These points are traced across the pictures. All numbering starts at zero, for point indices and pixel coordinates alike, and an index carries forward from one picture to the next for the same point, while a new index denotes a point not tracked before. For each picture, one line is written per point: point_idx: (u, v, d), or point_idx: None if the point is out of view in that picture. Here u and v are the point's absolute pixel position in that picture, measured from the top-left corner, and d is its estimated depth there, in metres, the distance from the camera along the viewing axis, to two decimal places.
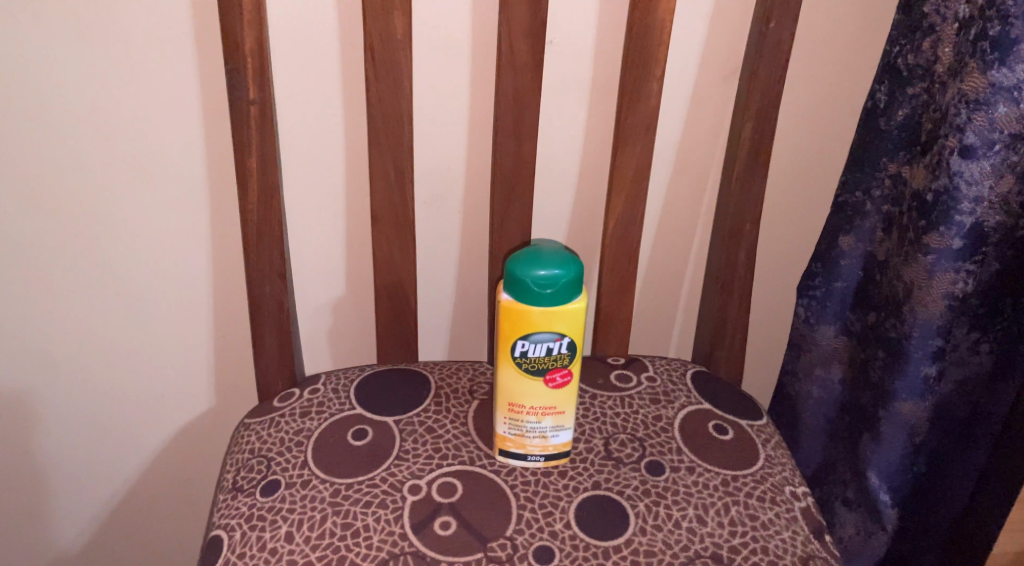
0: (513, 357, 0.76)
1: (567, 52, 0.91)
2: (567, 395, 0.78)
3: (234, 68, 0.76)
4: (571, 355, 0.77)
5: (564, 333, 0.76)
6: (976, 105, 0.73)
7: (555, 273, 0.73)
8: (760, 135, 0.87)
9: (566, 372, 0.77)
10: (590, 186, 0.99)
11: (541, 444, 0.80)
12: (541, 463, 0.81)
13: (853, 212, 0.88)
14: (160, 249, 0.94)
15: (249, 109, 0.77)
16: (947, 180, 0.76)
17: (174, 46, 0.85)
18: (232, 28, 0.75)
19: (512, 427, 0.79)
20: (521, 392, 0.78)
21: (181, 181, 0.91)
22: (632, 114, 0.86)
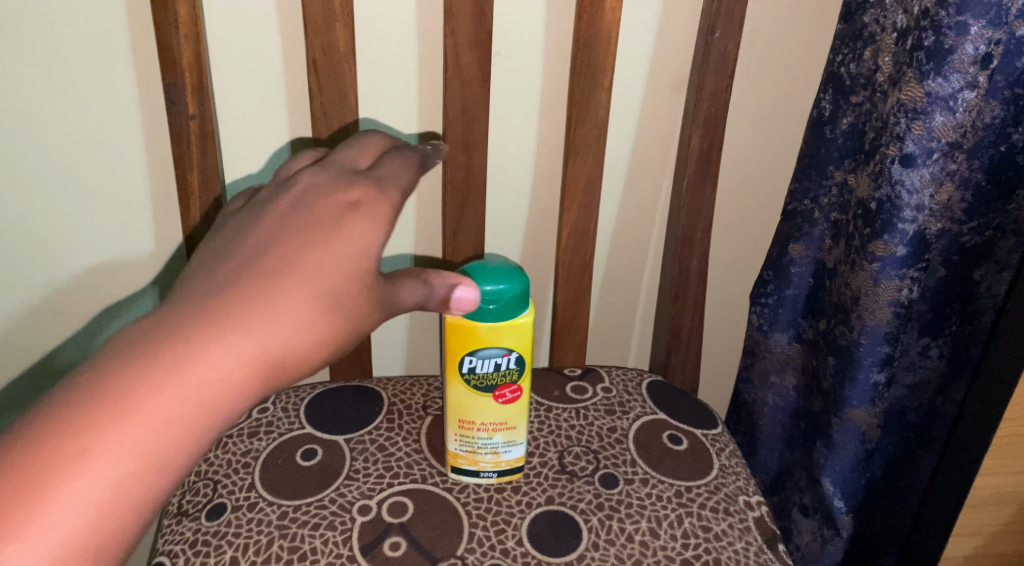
0: (461, 374, 0.76)
1: (515, 64, 0.90)
2: (518, 410, 0.78)
3: (172, 83, 0.74)
4: (520, 371, 0.76)
5: (512, 348, 0.75)
6: (914, 114, 0.72)
7: (500, 288, 0.72)
8: (709, 144, 0.87)
9: (516, 387, 0.77)
10: (544, 197, 0.98)
11: (494, 460, 0.79)
12: (494, 479, 0.80)
13: (802, 220, 0.89)
14: (108, 264, 0.93)
15: (189, 124, 0.76)
16: (890, 188, 0.76)
17: (112, 60, 0.83)
18: (170, 43, 0.73)
19: (463, 444, 0.78)
20: (471, 409, 0.77)
21: (124, 195, 0.90)
22: (582, 124, 0.85)
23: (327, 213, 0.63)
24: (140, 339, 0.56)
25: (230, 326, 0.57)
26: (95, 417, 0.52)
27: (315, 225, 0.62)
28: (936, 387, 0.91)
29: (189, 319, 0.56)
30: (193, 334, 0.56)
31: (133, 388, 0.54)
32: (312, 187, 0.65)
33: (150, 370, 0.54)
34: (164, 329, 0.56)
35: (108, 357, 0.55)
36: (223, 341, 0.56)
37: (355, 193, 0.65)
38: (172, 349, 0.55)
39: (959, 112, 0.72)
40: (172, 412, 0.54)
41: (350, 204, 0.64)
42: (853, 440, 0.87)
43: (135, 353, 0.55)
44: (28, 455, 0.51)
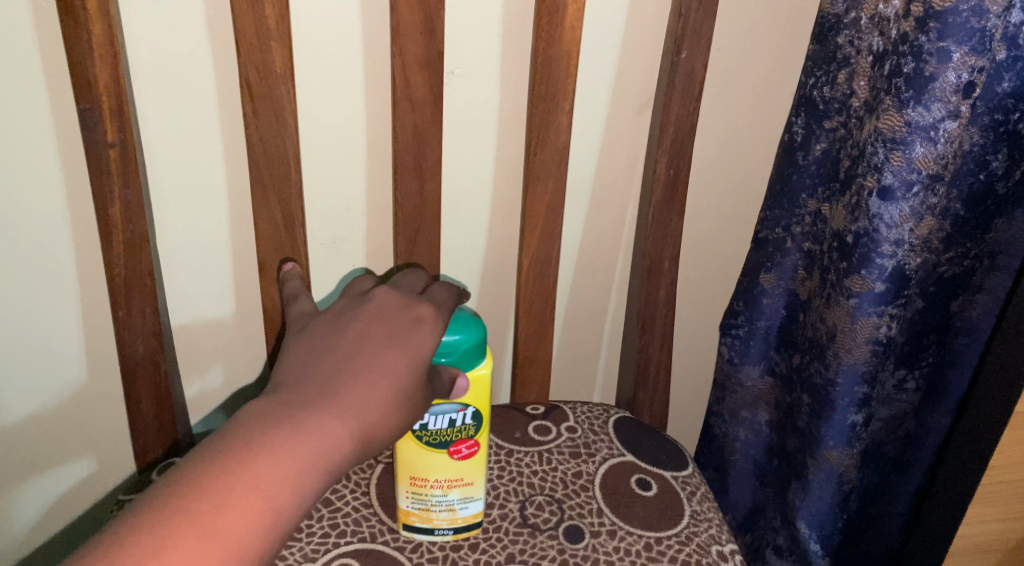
0: (412, 431, 0.70)
1: (469, 86, 0.84)
2: (475, 465, 0.72)
3: (88, 108, 0.67)
4: (477, 426, 0.71)
5: (468, 404, 0.70)
6: (893, 144, 0.68)
7: (455, 339, 0.68)
8: (676, 170, 0.81)
9: (473, 443, 0.71)
10: (504, 224, 0.92)
11: (450, 517, 0.73)
12: (449, 536, 0.74)
13: (773, 249, 0.84)
14: (24, 321, 0.83)
15: (109, 153, 0.69)
16: (867, 222, 0.72)
17: (19, 98, 0.74)
18: (83, 65, 0.66)
19: (416, 502, 0.73)
20: (423, 465, 0.71)
21: (38, 232, 0.79)
22: (542, 148, 0.79)
23: (400, 323, 0.64)
24: (177, 498, 0.54)
25: (265, 468, 0.56)
26: (220, 481, 0.55)
27: (388, 333, 0.64)
28: (913, 419, 0.86)
29: (227, 467, 0.56)
30: (239, 484, 0.55)
31: (188, 556, 0.53)
32: (383, 306, 0.66)
33: (201, 533, 0.53)
34: (201, 485, 0.55)
35: (147, 522, 0.53)
36: (266, 487, 0.56)
37: (424, 308, 0.66)
38: (223, 489, 0.55)
39: (942, 143, 0.68)
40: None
41: (416, 318, 0.65)
42: (830, 483, 0.83)
43: (177, 515, 0.54)
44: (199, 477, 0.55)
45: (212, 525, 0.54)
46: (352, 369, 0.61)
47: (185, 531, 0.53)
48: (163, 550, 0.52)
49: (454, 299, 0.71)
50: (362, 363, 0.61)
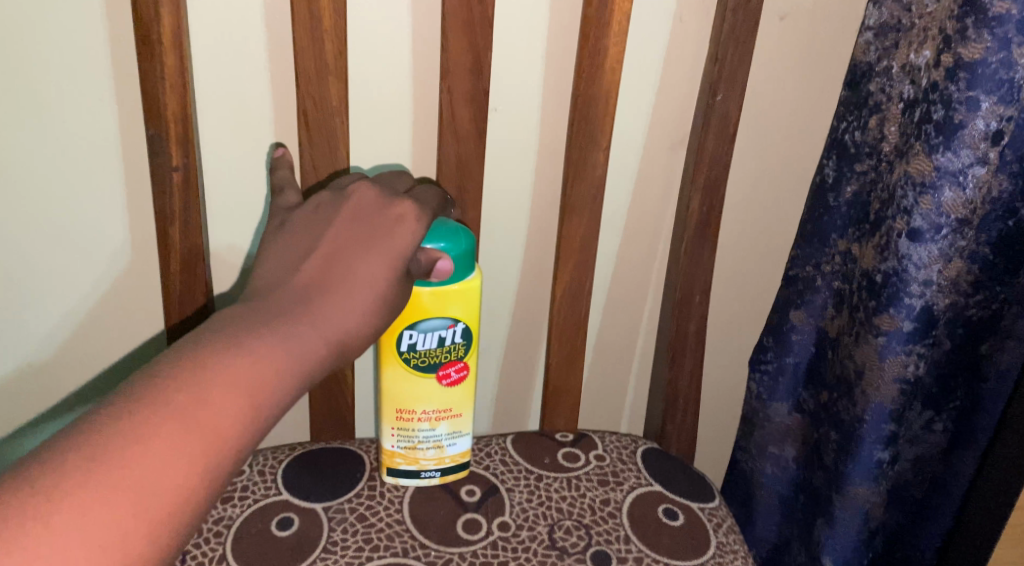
0: (400, 352, 0.76)
1: (511, 122, 0.87)
2: (459, 394, 0.79)
3: (156, 134, 0.71)
4: (465, 345, 0.77)
5: (458, 319, 0.76)
6: (922, 188, 0.70)
7: (441, 246, 0.71)
8: (708, 208, 0.83)
9: (460, 366, 0.78)
10: (539, 254, 0.95)
11: (437, 457, 0.81)
12: (436, 478, 0.82)
13: (803, 286, 0.86)
14: (70, 307, 0.85)
15: (172, 177, 0.73)
16: (896, 262, 0.74)
17: (89, 90, 0.77)
18: (155, 94, 0.70)
19: (402, 442, 0.80)
20: (412, 398, 0.78)
21: (98, 218, 0.82)
22: (579, 182, 0.82)
23: (378, 223, 0.66)
24: (157, 388, 0.54)
25: (239, 363, 0.57)
26: (192, 373, 0.55)
27: (365, 235, 0.65)
28: (940, 462, 0.87)
29: (197, 360, 0.56)
30: (217, 378, 0.56)
31: (170, 441, 0.53)
32: (362, 201, 0.67)
33: (184, 422, 0.53)
34: (180, 378, 0.55)
35: (127, 410, 0.53)
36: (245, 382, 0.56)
37: (406, 205, 0.67)
38: (203, 381, 0.55)
39: (970, 188, 0.70)
40: (208, 460, 0.54)
41: (395, 216, 0.66)
42: (856, 519, 0.84)
43: (159, 404, 0.53)
44: (169, 372, 0.55)
45: (194, 415, 0.54)
46: (362, 294, 0.63)
47: (167, 417, 0.53)
48: (146, 434, 0.52)
49: (438, 200, 0.73)
50: (372, 299, 0.64)
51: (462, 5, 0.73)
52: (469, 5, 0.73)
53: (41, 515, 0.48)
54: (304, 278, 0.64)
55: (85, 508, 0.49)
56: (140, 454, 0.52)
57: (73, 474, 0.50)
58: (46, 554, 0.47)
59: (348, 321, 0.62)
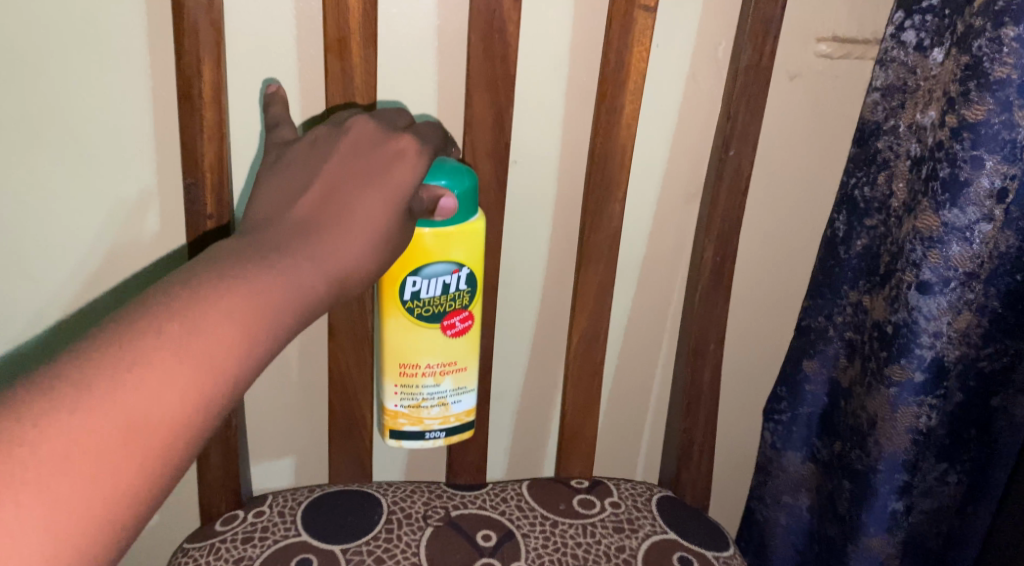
0: (403, 301, 0.74)
1: (529, 173, 0.89)
2: (463, 346, 0.78)
3: (193, 182, 0.73)
4: (469, 292, 0.76)
5: (460, 264, 0.75)
6: (930, 242, 0.72)
7: (443, 185, 0.71)
8: (722, 258, 0.84)
9: (464, 316, 0.77)
10: (555, 301, 0.97)
11: (442, 415, 0.79)
12: (441, 439, 0.80)
13: (815, 337, 0.87)
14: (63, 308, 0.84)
15: (207, 224, 0.74)
16: (907, 314, 0.75)
17: (132, 104, 0.77)
18: (193, 144, 0.72)
19: (405, 400, 0.78)
20: (414, 351, 0.76)
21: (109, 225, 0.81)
22: (595, 232, 0.84)
23: (380, 159, 0.65)
24: (150, 318, 0.54)
25: (238, 297, 0.57)
26: (191, 305, 0.55)
27: (364, 171, 0.65)
28: (955, 514, 0.87)
29: (199, 291, 0.56)
30: (211, 308, 0.55)
31: (163, 372, 0.53)
32: (361, 135, 0.66)
33: (177, 352, 0.53)
34: (174, 308, 0.55)
35: (119, 340, 0.53)
36: (245, 316, 0.56)
37: (404, 141, 0.66)
38: (204, 312, 0.55)
39: (977, 243, 0.71)
40: (201, 392, 0.54)
41: (395, 152, 0.66)
42: None
43: (151, 334, 0.53)
44: (170, 302, 0.55)
45: (187, 346, 0.54)
46: (360, 232, 0.63)
47: (159, 348, 0.53)
48: (138, 364, 0.52)
49: (440, 137, 0.71)
50: (372, 235, 0.64)
51: (486, 62, 0.73)
52: (492, 63, 0.74)
53: (32, 442, 0.48)
54: (302, 212, 0.63)
55: (77, 438, 0.49)
56: (132, 385, 0.52)
57: (64, 399, 0.50)
58: (38, 480, 0.48)
59: (347, 258, 0.62)
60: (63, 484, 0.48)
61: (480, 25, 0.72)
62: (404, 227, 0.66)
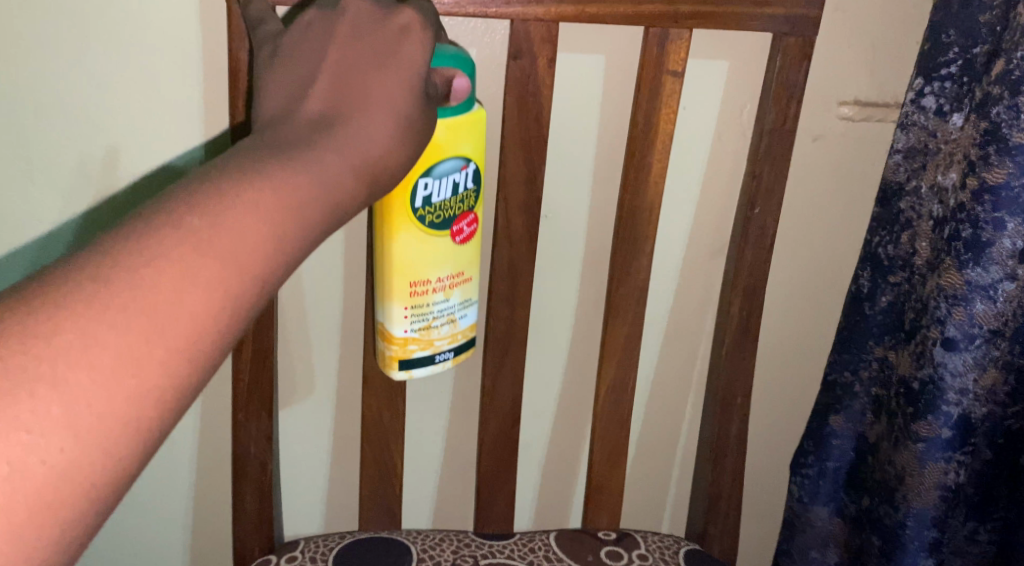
0: (413, 207, 0.68)
1: (560, 228, 0.91)
2: (470, 256, 0.73)
3: None
4: (475, 192, 0.71)
5: (470, 159, 0.68)
6: (954, 300, 0.73)
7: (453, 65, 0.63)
8: (748, 313, 0.85)
9: (472, 221, 0.71)
10: (583, 352, 0.99)
11: (450, 334, 0.74)
12: (451, 361, 0.75)
13: (842, 392, 0.88)
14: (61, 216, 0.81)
15: None
16: (933, 370, 0.76)
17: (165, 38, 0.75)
18: None
19: (415, 322, 0.72)
20: (425, 265, 0.70)
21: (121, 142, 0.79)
22: (622, 284, 0.85)
23: (382, 35, 0.60)
24: (169, 212, 0.50)
25: (266, 192, 0.53)
26: (219, 198, 0.51)
27: (371, 50, 0.60)
28: None
29: (222, 182, 0.52)
30: (236, 202, 0.52)
31: (185, 265, 0.49)
32: (358, 16, 0.61)
33: (198, 245, 0.50)
34: (194, 201, 0.51)
35: (135, 234, 0.49)
36: (274, 212, 0.53)
37: (405, 15, 0.60)
38: (231, 207, 0.51)
39: (1000, 302, 0.72)
40: (227, 291, 0.50)
41: (399, 28, 0.60)
42: None
43: (170, 227, 0.49)
44: (196, 194, 0.51)
45: (211, 240, 0.50)
46: (379, 120, 0.59)
47: (179, 242, 0.49)
48: (154, 255, 0.48)
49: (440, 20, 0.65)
50: (393, 124, 0.59)
51: (520, 122, 0.75)
52: (526, 124, 0.76)
53: (46, 335, 0.45)
54: (313, 107, 0.59)
55: (92, 330, 0.46)
56: (152, 279, 0.48)
57: (80, 288, 0.46)
58: (54, 373, 0.45)
59: (372, 149, 0.58)
60: (80, 376, 0.45)
61: (515, 88, 0.74)
62: (421, 119, 0.61)
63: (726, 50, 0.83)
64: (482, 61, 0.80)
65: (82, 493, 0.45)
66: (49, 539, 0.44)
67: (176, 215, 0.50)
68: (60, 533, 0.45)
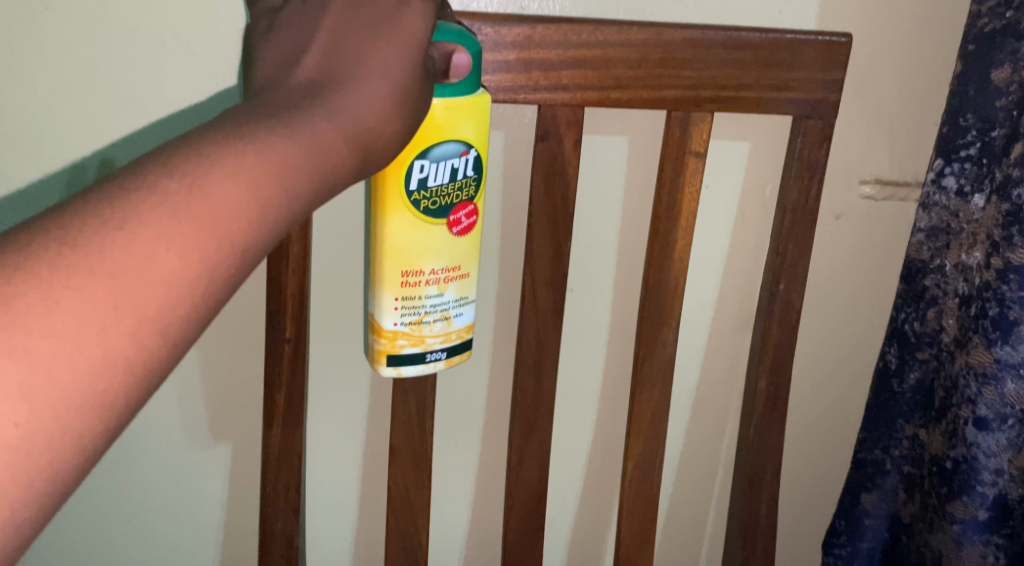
0: (408, 192, 0.64)
1: (586, 300, 0.92)
2: (469, 247, 0.68)
3: (274, 310, 0.75)
4: (477, 180, 0.66)
5: (470, 145, 0.65)
6: (984, 378, 0.72)
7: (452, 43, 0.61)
8: (776, 388, 0.84)
9: (472, 210, 0.67)
10: (610, 424, 0.98)
11: (444, 332, 0.69)
12: (442, 362, 0.70)
13: (872, 470, 0.87)
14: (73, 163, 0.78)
15: (284, 349, 0.75)
16: (965, 449, 0.75)
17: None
18: (279, 279, 0.74)
19: (406, 318, 0.68)
20: (420, 254, 0.66)
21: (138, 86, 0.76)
22: (650, 357, 0.84)
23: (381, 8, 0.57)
24: (146, 173, 0.47)
25: (249, 156, 0.49)
26: (199, 160, 0.48)
27: (370, 20, 0.57)
28: None
29: (205, 144, 0.49)
30: (216, 167, 0.48)
31: (158, 231, 0.46)
32: None
33: (175, 210, 0.47)
34: (174, 163, 0.48)
35: (104, 195, 0.46)
36: (258, 177, 0.49)
37: None
38: (211, 169, 0.48)
39: None
40: (204, 258, 0.47)
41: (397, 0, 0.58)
42: None
43: (145, 190, 0.47)
44: (175, 155, 0.48)
45: (187, 207, 0.47)
46: (374, 85, 0.55)
47: (153, 206, 0.46)
48: (126, 220, 0.46)
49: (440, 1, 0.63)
50: (388, 92, 0.56)
51: (547, 200, 0.76)
52: (553, 202, 0.77)
53: (8, 298, 0.43)
54: (305, 74, 0.55)
55: (57, 297, 0.44)
56: (122, 246, 0.45)
57: (43, 251, 0.44)
58: (15, 339, 0.43)
59: (366, 115, 0.55)
60: (43, 344, 0.43)
61: (542, 168, 0.75)
62: (421, 94, 0.58)
63: (748, 130, 0.84)
64: (510, 142, 0.82)
65: (45, 470, 0.43)
66: (13, 515, 0.43)
67: (152, 177, 0.47)
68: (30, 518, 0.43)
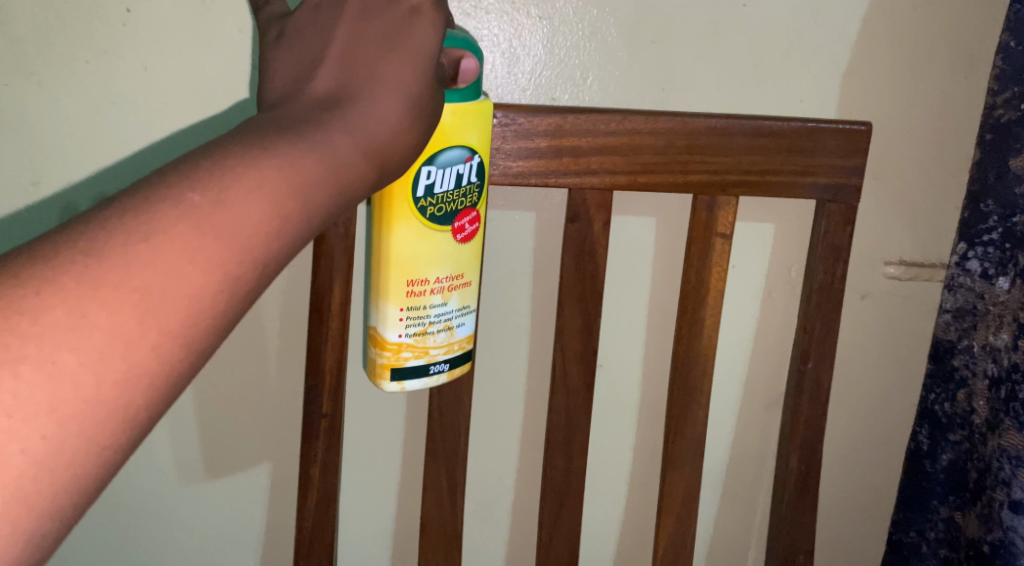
0: (414, 198, 0.62)
1: (615, 376, 0.93)
2: (472, 254, 0.66)
3: (313, 385, 0.76)
4: (481, 185, 0.64)
5: (473, 151, 0.63)
6: (1017, 461, 0.71)
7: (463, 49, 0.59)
8: (807, 466, 0.84)
9: (476, 216, 0.65)
10: (640, 501, 0.98)
11: (447, 342, 0.67)
12: (445, 374, 0.67)
13: (909, 552, 0.86)
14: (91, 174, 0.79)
15: (321, 422, 0.77)
16: (1002, 533, 0.73)
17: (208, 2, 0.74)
18: (318, 353, 0.76)
19: (411, 328, 0.65)
20: (425, 263, 0.64)
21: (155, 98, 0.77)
22: (680, 435, 0.84)
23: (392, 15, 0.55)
24: (169, 185, 0.47)
25: (270, 167, 0.49)
26: (221, 173, 0.48)
27: (381, 29, 0.55)
28: None
29: (227, 156, 0.48)
30: (238, 180, 0.48)
31: (180, 245, 0.46)
32: None
33: (197, 224, 0.46)
34: (197, 176, 0.47)
35: (127, 208, 0.46)
36: (279, 191, 0.49)
37: None
38: (232, 183, 0.48)
39: None
40: (225, 273, 0.47)
41: (411, 8, 0.55)
42: None
43: (169, 204, 0.46)
44: (198, 167, 0.48)
45: (209, 221, 0.47)
46: (387, 99, 0.54)
47: (177, 220, 0.46)
48: (151, 233, 0.46)
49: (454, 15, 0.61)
50: (403, 110, 0.54)
51: (577, 278, 0.78)
52: (583, 280, 0.78)
53: (32, 313, 0.43)
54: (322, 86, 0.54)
55: (80, 311, 0.44)
56: (145, 261, 0.45)
57: (68, 266, 0.44)
58: (42, 354, 0.43)
59: (378, 129, 0.53)
60: (69, 360, 0.43)
61: (573, 247, 0.77)
62: None
63: (773, 211, 0.86)
64: (542, 221, 0.84)
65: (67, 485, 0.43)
66: (30, 531, 0.43)
67: (174, 190, 0.47)
68: (49, 536, 0.43)
